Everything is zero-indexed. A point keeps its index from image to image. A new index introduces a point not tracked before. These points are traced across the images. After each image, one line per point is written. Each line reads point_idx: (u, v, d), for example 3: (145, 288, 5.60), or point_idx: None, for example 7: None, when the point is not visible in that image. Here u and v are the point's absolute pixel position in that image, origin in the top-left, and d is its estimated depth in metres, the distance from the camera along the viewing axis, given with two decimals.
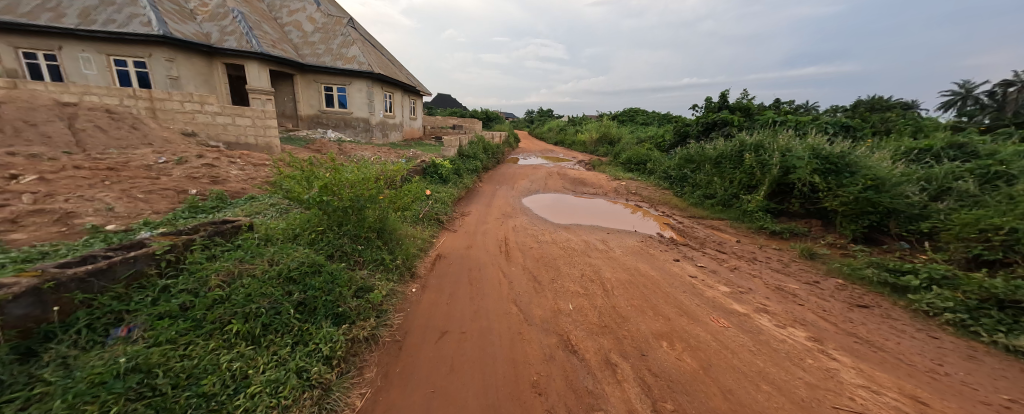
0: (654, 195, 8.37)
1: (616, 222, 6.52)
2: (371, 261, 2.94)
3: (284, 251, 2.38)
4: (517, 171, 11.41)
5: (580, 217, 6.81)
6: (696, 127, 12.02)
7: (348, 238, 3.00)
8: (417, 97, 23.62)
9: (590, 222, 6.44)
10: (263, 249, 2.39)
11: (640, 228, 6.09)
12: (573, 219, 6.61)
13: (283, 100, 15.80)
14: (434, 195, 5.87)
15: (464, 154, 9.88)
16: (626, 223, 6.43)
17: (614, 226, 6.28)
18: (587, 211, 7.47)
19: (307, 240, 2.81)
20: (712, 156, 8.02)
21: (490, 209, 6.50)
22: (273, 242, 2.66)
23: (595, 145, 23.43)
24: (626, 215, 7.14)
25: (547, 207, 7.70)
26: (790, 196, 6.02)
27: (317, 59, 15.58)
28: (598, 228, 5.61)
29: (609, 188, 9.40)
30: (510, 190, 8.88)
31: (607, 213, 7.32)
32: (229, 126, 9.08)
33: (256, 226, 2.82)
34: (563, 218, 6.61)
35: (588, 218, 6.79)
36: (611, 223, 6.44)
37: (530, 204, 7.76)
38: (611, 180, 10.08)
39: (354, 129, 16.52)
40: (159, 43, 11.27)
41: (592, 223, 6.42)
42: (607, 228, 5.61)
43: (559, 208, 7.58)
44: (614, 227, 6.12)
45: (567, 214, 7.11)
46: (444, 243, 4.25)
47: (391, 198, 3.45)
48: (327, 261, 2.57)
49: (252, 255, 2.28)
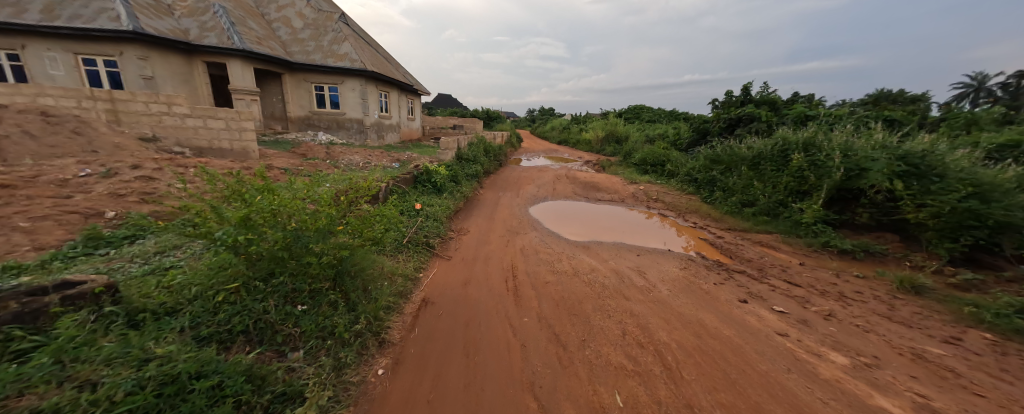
0: (678, 201, 7.38)
1: (640, 234, 5.56)
2: (307, 338, 1.95)
3: (122, 362, 1.39)
4: (522, 174, 10.39)
5: (599, 229, 5.78)
6: (717, 124, 10.97)
7: (279, 298, 2.02)
8: (415, 96, 22.69)
9: (614, 236, 5.39)
10: (90, 353, 1.39)
11: (669, 242, 5.15)
12: (592, 232, 5.57)
13: (271, 101, 14.86)
14: (426, 209, 4.90)
15: (464, 157, 8.91)
16: (655, 238, 5.39)
17: (640, 240, 5.29)
18: (606, 220, 6.43)
19: (202, 310, 1.79)
20: (747, 158, 7.01)
21: (493, 223, 5.52)
22: (135, 325, 1.64)
23: (601, 143, 22.43)
24: (647, 223, 6.21)
25: (559, 216, 6.69)
26: (856, 204, 4.99)
27: (307, 57, 14.64)
28: (625, 248, 4.60)
29: (626, 193, 8.39)
30: (514, 198, 7.90)
31: (624, 221, 6.36)
32: (200, 130, 8.13)
33: (121, 288, 1.80)
34: (581, 231, 5.58)
35: (609, 230, 5.76)
36: (636, 236, 5.42)
37: (538, 213, 6.75)
38: (626, 183, 9.09)
39: (347, 131, 15.68)
40: (131, 41, 10.40)
41: (615, 236, 5.40)
42: (635, 248, 4.60)
43: (573, 217, 6.56)
44: (642, 243, 5.09)
45: (584, 224, 6.08)
46: (435, 280, 3.27)
47: (357, 227, 2.47)
48: (218, 359, 1.59)
49: (54, 375, 1.29)
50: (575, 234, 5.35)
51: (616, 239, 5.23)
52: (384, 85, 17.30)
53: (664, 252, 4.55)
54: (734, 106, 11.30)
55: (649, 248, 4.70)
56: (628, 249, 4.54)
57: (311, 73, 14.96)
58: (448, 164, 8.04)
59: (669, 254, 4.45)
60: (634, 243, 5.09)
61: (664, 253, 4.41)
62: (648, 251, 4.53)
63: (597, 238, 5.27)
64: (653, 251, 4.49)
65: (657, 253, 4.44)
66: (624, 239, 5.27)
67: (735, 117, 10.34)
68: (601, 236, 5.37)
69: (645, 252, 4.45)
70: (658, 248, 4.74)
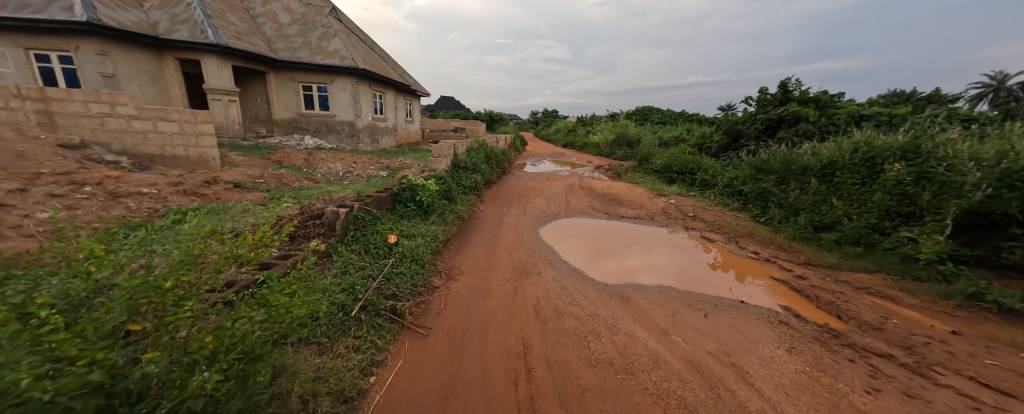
0: (722, 220, 6.04)
1: (689, 270, 4.21)
2: None
3: None
4: (529, 184, 9.10)
5: (636, 262, 4.41)
6: (751, 127, 9.61)
7: None
8: (414, 98, 21.54)
9: (659, 275, 4.01)
10: None
11: (735, 286, 3.80)
12: (628, 267, 4.19)
13: (255, 103, 13.76)
14: (404, 242, 3.58)
15: (461, 166, 7.63)
16: (712, 278, 4.02)
17: (696, 282, 3.90)
18: (639, 247, 5.05)
19: None
20: (813, 168, 5.62)
21: (495, 257, 4.19)
22: None
23: (611, 147, 21.13)
24: (692, 253, 4.88)
25: (579, 239, 5.33)
26: (999, 236, 3.57)
27: (293, 54, 13.50)
28: (683, 304, 3.22)
29: (655, 208, 7.00)
30: (521, 215, 6.59)
31: (661, 249, 5.01)
32: (149, 134, 6.88)
33: None
34: (613, 266, 4.20)
35: (649, 263, 4.38)
36: (688, 276, 4.04)
37: (551, 236, 5.40)
38: (653, 195, 7.73)
39: (337, 134, 14.55)
40: (87, 33, 9.26)
41: (660, 275, 4.01)
42: (697, 305, 3.22)
43: (597, 241, 5.19)
44: (698, 288, 3.74)
45: (613, 253, 4.70)
46: (395, 391, 1.94)
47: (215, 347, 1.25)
48: None
49: None
50: (607, 273, 3.98)
51: (664, 281, 3.84)
52: (379, 85, 16.09)
53: (740, 310, 3.17)
54: (769, 106, 9.95)
55: (716, 303, 3.32)
56: (689, 307, 3.17)
57: (297, 71, 13.80)
58: (442, 175, 6.70)
59: (749, 314, 3.08)
60: (688, 287, 3.72)
61: (744, 316, 3.04)
62: (718, 310, 3.16)
63: (639, 278, 3.88)
64: (725, 312, 3.11)
65: (732, 314, 3.07)
66: (673, 280, 3.89)
67: (775, 117, 8.95)
68: (644, 275, 3.98)
69: (715, 312, 3.08)
70: (727, 302, 3.36)
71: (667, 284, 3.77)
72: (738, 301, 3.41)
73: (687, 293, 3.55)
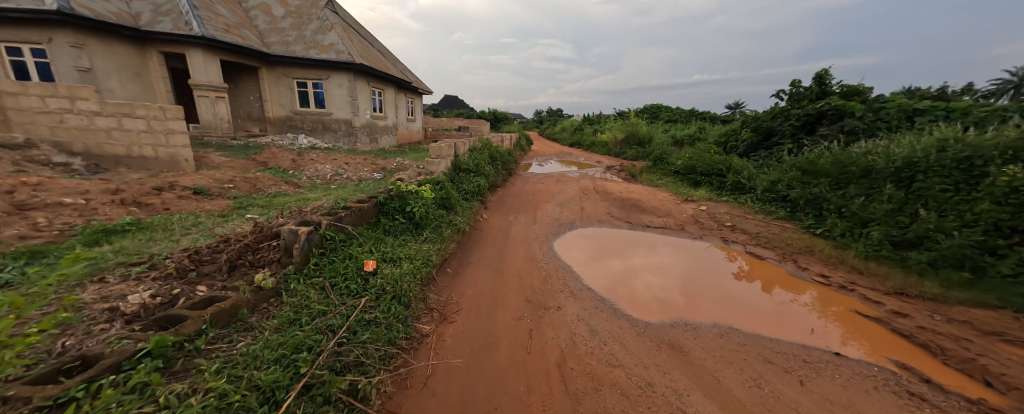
0: (767, 231, 5.15)
1: (741, 299, 3.40)
2: None
3: None
4: (538, 188, 8.26)
5: (675, 288, 3.57)
6: (784, 124, 8.66)
7: None
8: (416, 96, 20.78)
9: (707, 306, 3.21)
10: None
11: (801, 319, 3.06)
12: (668, 297, 3.34)
13: (247, 100, 13.11)
14: (385, 270, 2.77)
15: (462, 168, 6.81)
16: (772, 309, 3.24)
17: (749, 311, 3.17)
18: (673, 265, 4.26)
19: None
20: (882, 171, 4.71)
21: (502, 285, 3.39)
22: None
23: (620, 146, 20.17)
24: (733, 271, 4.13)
25: (600, 256, 4.51)
26: None
27: (286, 48, 12.79)
28: (752, 354, 2.45)
29: (683, 216, 6.10)
30: (530, 224, 5.76)
31: (700, 268, 4.22)
32: (113, 132, 6.12)
33: None
34: (648, 296, 3.35)
35: (690, 289, 3.56)
36: (739, 304, 3.30)
37: (567, 253, 4.57)
38: (679, 200, 6.82)
39: (333, 133, 13.83)
40: (60, 24, 8.60)
41: (709, 305, 3.22)
42: (770, 353, 2.47)
43: (622, 260, 4.35)
44: (759, 323, 2.96)
45: (644, 276, 3.86)
46: None
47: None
48: None
49: None
50: (643, 307, 3.13)
51: (717, 316, 3.02)
52: (378, 82, 15.32)
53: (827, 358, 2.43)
54: (803, 100, 8.99)
55: (792, 347, 2.57)
56: (763, 358, 2.40)
57: (291, 67, 13.09)
58: (440, 179, 5.87)
59: (841, 366, 2.34)
60: (745, 322, 2.95)
61: (839, 372, 2.28)
62: (801, 361, 2.39)
63: (685, 315, 3.03)
64: (810, 363, 2.36)
65: (822, 368, 2.31)
66: (724, 311, 3.13)
67: (813, 112, 7.98)
68: (690, 309, 3.13)
69: (797, 365, 2.33)
70: (805, 345, 2.61)
71: (720, 318, 2.99)
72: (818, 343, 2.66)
73: (749, 331, 2.79)
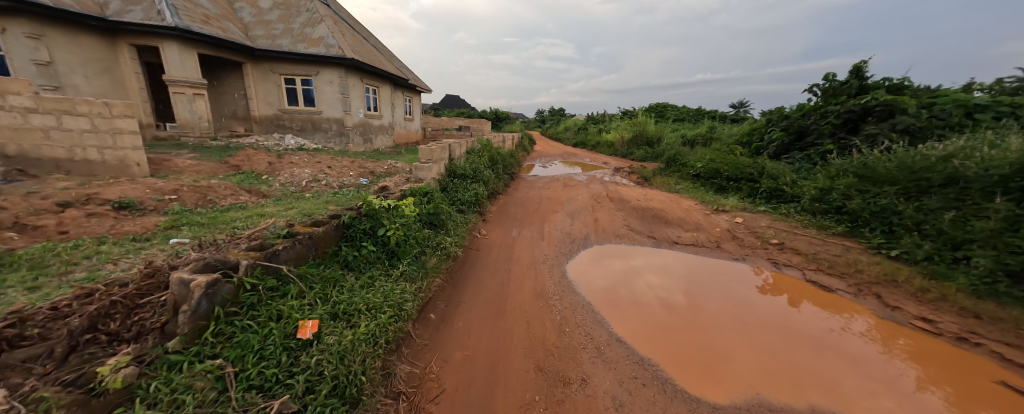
0: (825, 252, 4.25)
1: (798, 343, 2.90)
2: None
3: None
4: (544, 194, 7.37)
5: (720, 342, 2.85)
6: (819, 122, 7.72)
7: None
8: (413, 94, 19.94)
9: (744, 340, 2.90)
10: None
11: (824, 333, 3.05)
12: (722, 364, 2.58)
13: (231, 98, 12.32)
14: (330, 337, 1.85)
15: (458, 173, 5.93)
16: (836, 354, 2.77)
17: (771, 325, 3.16)
18: (706, 291, 3.69)
19: None
20: (980, 179, 3.81)
21: (508, 333, 2.63)
22: None
23: (628, 146, 19.23)
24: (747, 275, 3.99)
25: (622, 288, 3.71)
26: None
27: (272, 42, 11.95)
28: (800, 394, 2.32)
29: (717, 231, 5.18)
30: (537, 241, 4.87)
31: (737, 294, 3.68)
32: (52, 131, 5.05)
33: None
34: (698, 362, 2.57)
35: (736, 341, 2.89)
36: (761, 318, 3.24)
37: (584, 283, 3.75)
38: (708, 210, 5.91)
39: (324, 133, 12.99)
40: (15, 12, 7.79)
41: (743, 335, 2.97)
42: (810, 384, 2.42)
43: (643, 297, 3.54)
44: (830, 379, 2.50)
45: (677, 324, 3.07)
46: None
47: None
48: None
49: None
50: (703, 384, 2.36)
51: (782, 381, 2.43)
52: (372, 78, 14.45)
53: (861, 383, 2.46)
54: (840, 96, 8.04)
55: (827, 374, 2.54)
56: (810, 396, 2.31)
57: (278, 62, 12.27)
58: (430, 188, 4.95)
59: (879, 396, 2.35)
60: (776, 345, 2.86)
61: (881, 405, 2.28)
62: (844, 395, 2.34)
63: (759, 397, 2.28)
64: (847, 393, 2.37)
65: (864, 401, 2.30)
66: (751, 331, 3.03)
67: (856, 109, 7.05)
68: (757, 381, 2.42)
69: (843, 402, 2.28)
70: (837, 369, 2.60)
71: (751, 344, 2.86)
72: (846, 362, 2.68)
73: (783, 357, 2.69)
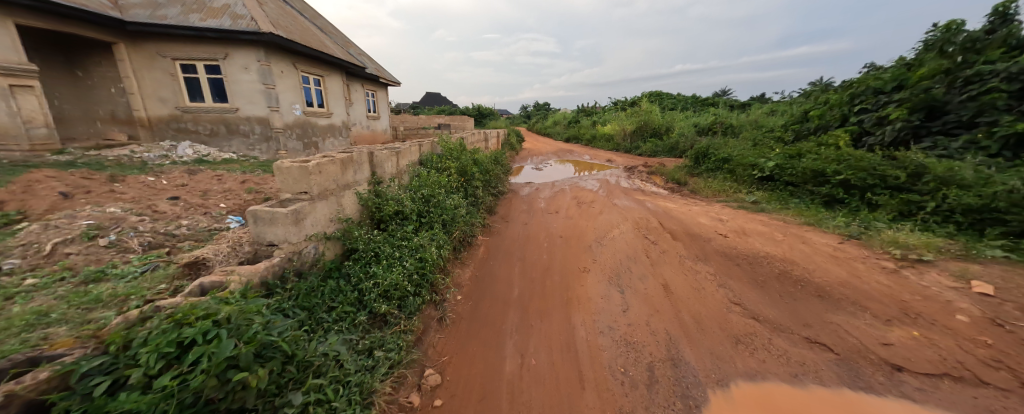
0: None
1: (776, 312, 2.63)
2: None
3: None
4: (555, 227, 4.43)
5: (714, 337, 2.45)
6: (967, 92, 5.00)
7: None
8: (377, 87, 16.62)
9: (728, 321, 2.60)
10: None
11: (815, 304, 2.64)
12: (719, 368, 2.18)
13: (106, 94, 8.92)
14: None
15: (387, 213, 2.90)
16: (821, 323, 2.46)
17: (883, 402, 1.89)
18: (691, 272, 3.24)
19: None
20: None
21: None
22: None
23: (632, 140, 16.40)
24: None
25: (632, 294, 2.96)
26: None
27: (151, 13, 8.54)
28: (782, 380, 2.07)
29: (963, 324, 2.28)
30: (567, 385, 2.00)
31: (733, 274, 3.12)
32: None
33: None
34: None
35: (729, 330, 2.51)
36: (743, 293, 2.87)
37: (585, 306, 2.78)
38: (881, 260, 3.02)
39: (243, 138, 9.63)
40: None
41: (726, 312, 2.69)
42: (790, 366, 2.17)
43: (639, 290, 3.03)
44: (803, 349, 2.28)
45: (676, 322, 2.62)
46: None
47: None
48: None
49: None
50: None
51: (769, 375, 2.10)
52: (312, 65, 11.06)
53: (834, 356, 2.22)
54: (987, 50, 5.32)
55: (799, 349, 2.30)
56: (792, 383, 2.04)
57: (165, 42, 8.87)
58: (280, 294, 1.87)
59: (855, 371, 2.10)
60: (746, 318, 2.61)
61: (860, 384, 2.01)
62: (817, 374, 2.10)
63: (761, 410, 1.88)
64: (824, 372, 2.11)
65: (838, 378, 2.06)
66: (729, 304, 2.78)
67: None
68: (755, 389, 2.01)
69: (819, 382, 2.04)
70: (812, 343, 2.33)
71: (730, 321, 2.60)
72: (827, 335, 2.36)
73: (757, 335, 2.44)
